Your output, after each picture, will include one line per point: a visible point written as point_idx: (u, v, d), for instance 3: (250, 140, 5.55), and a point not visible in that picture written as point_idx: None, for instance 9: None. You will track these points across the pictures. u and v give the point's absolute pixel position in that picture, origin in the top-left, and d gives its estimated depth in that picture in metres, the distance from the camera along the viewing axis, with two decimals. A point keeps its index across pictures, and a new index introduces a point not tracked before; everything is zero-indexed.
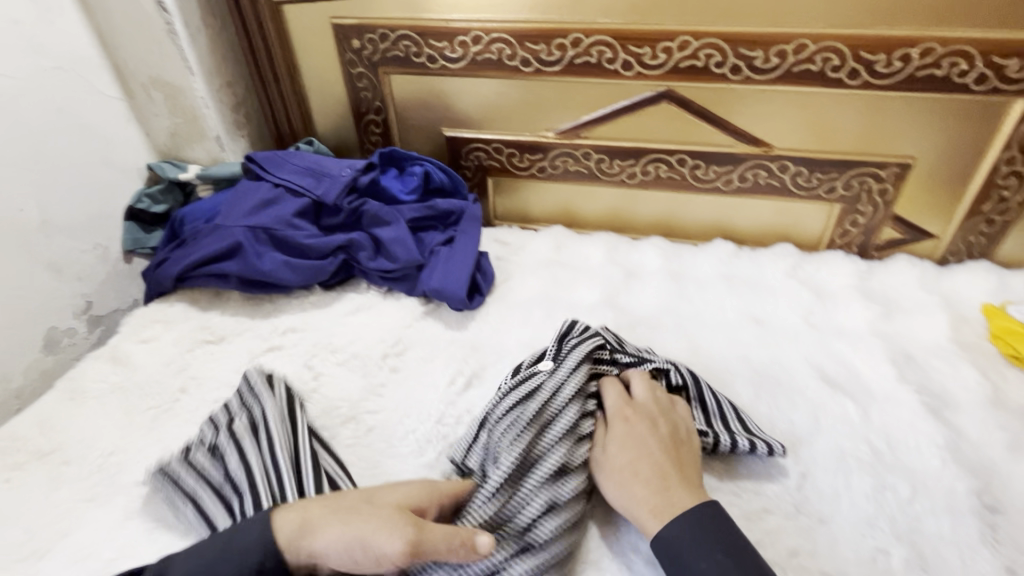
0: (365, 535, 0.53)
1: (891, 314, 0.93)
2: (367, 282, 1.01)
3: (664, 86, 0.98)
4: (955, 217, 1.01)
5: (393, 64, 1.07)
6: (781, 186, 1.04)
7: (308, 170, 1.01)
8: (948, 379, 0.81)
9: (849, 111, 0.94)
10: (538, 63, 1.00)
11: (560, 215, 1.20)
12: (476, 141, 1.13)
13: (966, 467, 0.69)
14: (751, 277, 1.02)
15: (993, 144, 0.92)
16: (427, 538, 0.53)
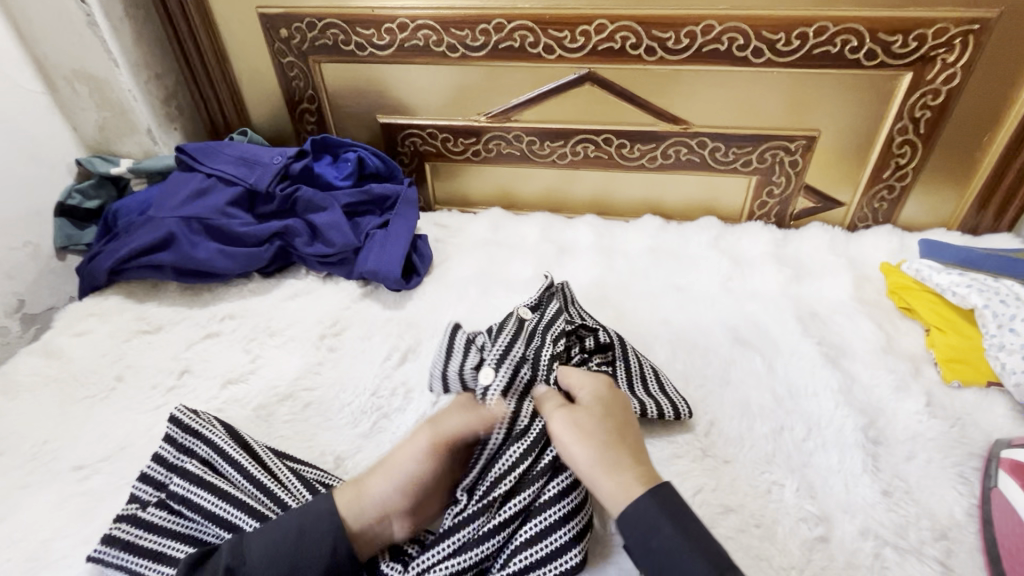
0: (399, 463, 0.62)
1: (802, 276, 0.99)
2: (306, 268, 1.03)
3: (585, 68, 1.02)
4: (859, 185, 1.08)
5: (323, 53, 1.08)
6: (701, 161, 1.10)
7: (240, 159, 1.02)
8: (849, 332, 0.88)
9: (758, 88, 1.00)
10: (464, 49, 1.03)
11: (498, 197, 1.23)
12: (410, 127, 1.15)
13: (857, 407, 0.76)
14: (676, 249, 1.08)
15: (887, 115, 1.00)
16: (441, 425, 0.64)
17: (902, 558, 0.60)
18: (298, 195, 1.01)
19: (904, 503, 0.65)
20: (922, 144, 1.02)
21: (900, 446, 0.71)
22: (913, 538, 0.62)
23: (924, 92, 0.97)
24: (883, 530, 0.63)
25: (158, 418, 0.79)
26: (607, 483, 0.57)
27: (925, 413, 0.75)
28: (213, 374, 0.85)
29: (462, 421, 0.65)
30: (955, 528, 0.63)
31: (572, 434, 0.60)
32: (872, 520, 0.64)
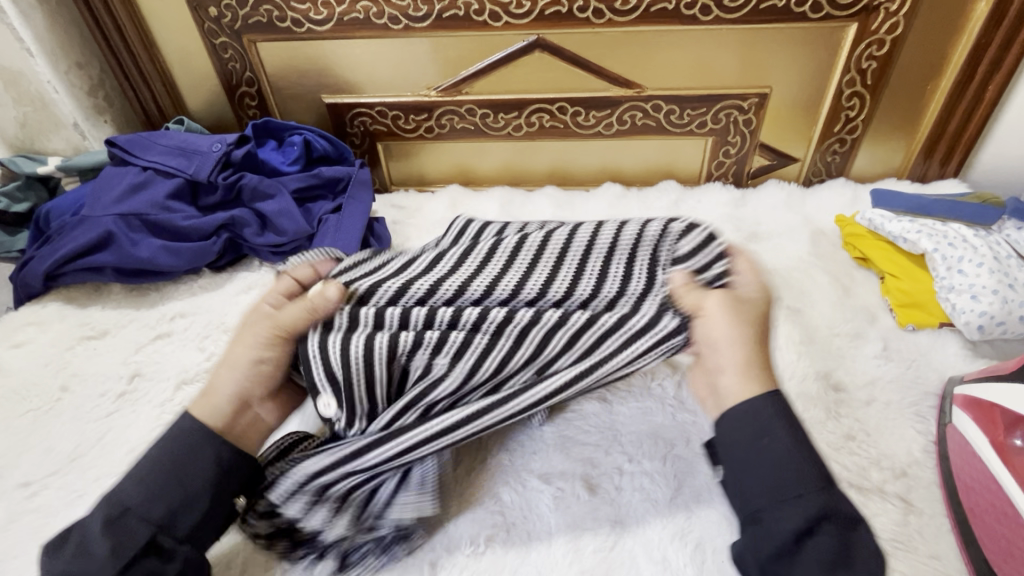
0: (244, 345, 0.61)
1: (761, 234, 1.00)
2: (259, 259, 0.99)
3: (534, 35, 1.00)
4: (813, 140, 1.09)
5: (257, 31, 1.03)
6: (657, 125, 1.09)
7: (177, 149, 0.96)
8: (808, 285, 0.89)
9: (707, 45, 0.99)
10: (407, 20, 0.99)
11: (456, 174, 1.20)
12: (358, 106, 1.11)
13: (818, 358, 0.77)
14: (637, 215, 1.08)
15: (835, 68, 1.00)
16: (281, 316, 0.62)
17: (866, 498, 0.62)
18: (242, 183, 0.96)
19: (865, 447, 0.67)
20: (869, 96, 1.03)
21: (861, 392, 0.73)
22: (875, 479, 0.64)
23: (869, 42, 0.97)
24: (848, 474, 0.64)
25: (108, 427, 0.75)
26: (739, 381, 0.55)
27: (882, 358, 0.77)
28: (166, 376, 0.81)
29: (300, 312, 0.62)
30: (914, 465, 0.65)
31: (726, 322, 0.57)
32: (836, 464, 0.65)
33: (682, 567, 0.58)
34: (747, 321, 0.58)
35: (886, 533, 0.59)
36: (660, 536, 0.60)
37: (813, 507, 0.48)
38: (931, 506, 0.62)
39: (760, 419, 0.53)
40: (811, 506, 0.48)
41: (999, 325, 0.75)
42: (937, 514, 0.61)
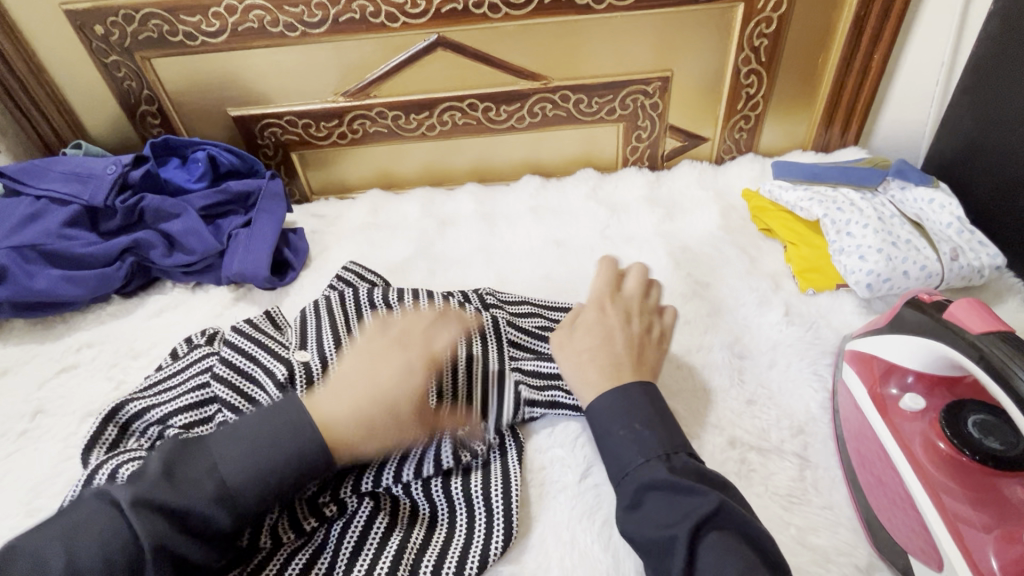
0: (371, 373, 0.58)
1: (674, 214, 1.03)
2: (171, 281, 0.96)
3: (434, 34, 1.00)
4: (718, 120, 1.13)
5: (149, 47, 1.00)
6: (568, 115, 1.11)
7: (70, 175, 0.93)
8: (716, 259, 0.92)
9: (604, 32, 1.01)
10: (303, 27, 0.98)
11: (376, 179, 1.19)
12: (267, 117, 1.09)
13: (724, 328, 0.80)
14: (556, 204, 1.09)
15: (730, 48, 1.04)
16: (434, 341, 0.63)
17: (765, 459, 0.64)
18: (144, 204, 0.94)
19: (766, 409, 0.69)
20: (765, 73, 1.07)
21: (763, 357, 0.76)
22: (774, 439, 0.66)
23: (758, 21, 1.01)
24: (748, 437, 0.66)
25: (8, 468, 0.72)
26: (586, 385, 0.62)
27: (783, 323, 0.79)
28: (72, 411, 0.78)
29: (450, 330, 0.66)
30: (810, 422, 0.68)
31: (571, 350, 0.66)
32: (738, 429, 0.67)
33: (590, 545, 0.59)
34: (598, 314, 0.69)
35: (782, 489, 0.61)
36: (570, 517, 0.61)
37: (636, 481, 0.54)
38: (827, 459, 0.64)
39: (604, 414, 0.59)
40: (635, 482, 0.54)
41: (886, 282, 0.78)
42: (831, 467, 0.63)
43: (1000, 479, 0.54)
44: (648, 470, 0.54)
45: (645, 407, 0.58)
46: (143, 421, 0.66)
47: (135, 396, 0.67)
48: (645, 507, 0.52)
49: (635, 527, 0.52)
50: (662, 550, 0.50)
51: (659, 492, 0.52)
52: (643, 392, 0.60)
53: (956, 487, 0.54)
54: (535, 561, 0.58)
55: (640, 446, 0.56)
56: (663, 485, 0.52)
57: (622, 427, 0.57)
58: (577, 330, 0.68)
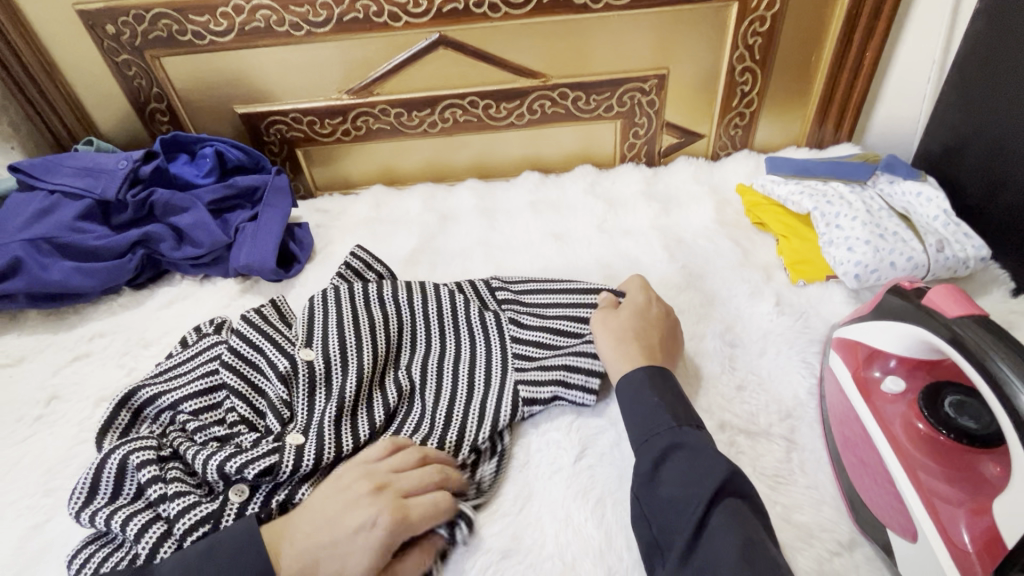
0: (329, 524, 0.55)
1: (670, 209, 1.05)
2: (179, 273, 0.99)
3: (436, 33, 1.02)
4: (714, 117, 1.15)
5: (159, 46, 1.03)
6: (567, 112, 1.13)
7: (82, 170, 0.96)
8: (711, 252, 0.94)
9: (601, 31, 1.04)
10: (308, 26, 1.01)
11: (379, 175, 1.22)
12: (273, 114, 1.11)
13: (716, 318, 0.82)
14: (554, 199, 1.12)
15: (725, 46, 1.06)
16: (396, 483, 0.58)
17: (753, 441, 0.66)
18: (153, 198, 0.96)
19: (755, 394, 0.72)
20: (760, 70, 1.09)
21: (754, 345, 0.78)
22: (762, 423, 0.68)
23: (752, 20, 1.03)
24: (737, 421, 0.68)
25: (25, 451, 0.75)
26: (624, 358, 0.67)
27: (774, 313, 0.82)
28: (85, 396, 0.81)
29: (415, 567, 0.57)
30: (798, 407, 0.70)
31: (615, 327, 0.71)
32: (727, 413, 0.69)
33: (584, 521, 0.61)
34: (643, 305, 0.75)
35: (769, 469, 0.63)
36: (564, 496, 0.63)
37: (665, 439, 0.58)
38: (813, 441, 0.66)
39: (638, 381, 0.64)
40: (664, 440, 0.58)
41: (874, 272, 0.80)
42: (817, 449, 0.66)
43: (976, 458, 0.56)
44: (677, 433, 0.58)
45: (671, 389, 0.63)
46: (153, 407, 0.68)
47: (147, 381, 0.69)
48: (669, 464, 0.56)
49: (658, 483, 0.55)
50: (678, 506, 0.53)
51: (682, 455, 0.56)
52: (673, 378, 0.65)
53: (932, 465, 0.56)
54: (531, 537, 0.60)
55: (664, 415, 0.60)
56: (693, 446, 0.56)
57: (655, 397, 0.62)
58: (624, 313, 0.73)
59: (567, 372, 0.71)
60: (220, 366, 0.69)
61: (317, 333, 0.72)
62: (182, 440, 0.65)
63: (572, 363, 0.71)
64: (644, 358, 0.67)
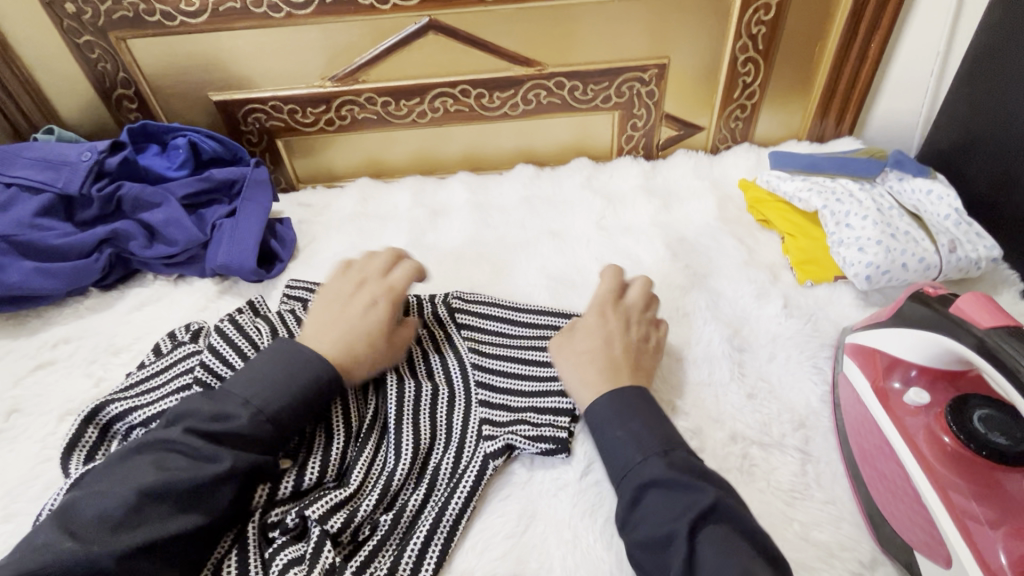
0: (350, 312, 0.67)
1: (670, 205, 1.01)
2: (151, 273, 0.93)
3: (425, 17, 0.96)
4: (714, 109, 1.11)
5: (125, 27, 0.95)
6: (563, 102, 1.08)
7: (42, 162, 0.88)
8: (714, 251, 0.91)
9: (600, 18, 0.99)
10: (288, 8, 0.94)
11: (365, 167, 1.16)
12: (251, 102, 1.04)
13: (723, 321, 0.79)
14: (550, 194, 1.07)
15: (728, 35, 1.02)
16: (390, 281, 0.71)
17: (767, 453, 0.63)
18: (121, 193, 0.89)
19: (766, 403, 0.68)
20: (762, 61, 1.05)
21: (762, 350, 0.75)
22: (775, 433, 0.65)
23: (756, 8, 0.99)
24: (749, 432, 0.65)
25: None
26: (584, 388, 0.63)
27: (783, 315, 0.79)
28: (48, 410, 0.75)
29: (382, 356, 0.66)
30: (811, 416, 0.67)
31: (570, 355, 0.66)
32: (738, 423, 0.66)
33: (592, 544, 0.57)
34: (604, 319, 0.70)
35: (785, 484, 0.60)
36: (570, 515, 0.60)
37: (638, 477, 0.53)
38: (828, 453, 0.64)
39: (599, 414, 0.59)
40: (640, 476, 0.53)
41: (885, 274, 0.77)
42: (832, 461, 0.63)
43: (1003, 474, 0.53)
44: (648, 466, 0.53)
45: (657, 417, 0.58)
46: (125, 424, 0.63)
47: (116, 396, 0.64)
48: (644, 505, 0.52)
49: (637, 524, 0.51)
50: (659, 545, 0.49)
51: (659, 489, 0.52)
52: (636, 394, 0.60)
53: (961, 483, 0.53)
54: (536, 561, 0.57)
55: (639, 443, 0.55)
56: (663, 482, 0.51)
57: (621, 428, 0.57)
58: (575, 333, 0.68)
59: (554, 417, 0.65)
60: (194, 382, 0.64)
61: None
62: None
63: (560, 407, 0.66)
64: (601, 383, 0.62)
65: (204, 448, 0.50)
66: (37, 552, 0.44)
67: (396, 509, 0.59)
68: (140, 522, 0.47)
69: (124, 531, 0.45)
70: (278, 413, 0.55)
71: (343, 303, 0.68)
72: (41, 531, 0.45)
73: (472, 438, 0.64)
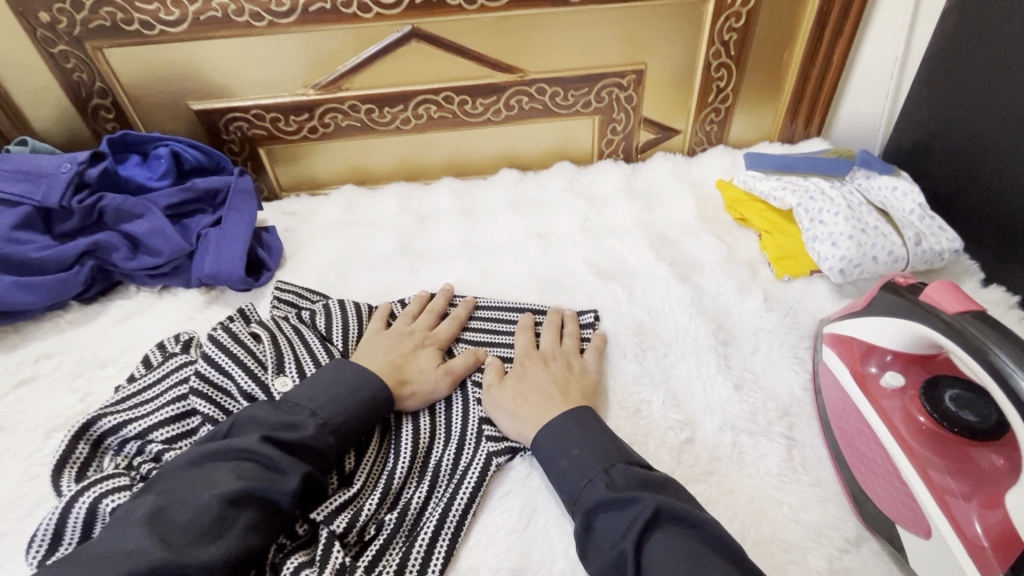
0: (400, 347, 0.72)
1: (652, 206, 1.04)
2: (135, 285, 0.91)
3: (408, 25, 0.97)
4: (690, 113, 1.15)
5: (102, 37, 0.94)
6: (544, 108, 1.11)
7: (18, 174, 0.86)
8: (696, 249, 0.94)
9: (579, 25, 1.01)
10: (270, 16, 0.94)
11: (349, 174, 1.16)
12: (233, 110, 1.04)
13: (708, 316, 0.82)
14: (535, 198, 1.09)
15: (702, 41, 1.06)
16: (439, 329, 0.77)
17: (755, 441, 0.66)
18: (103, 204, 0.88)
19: (752, 392, 0.71)
20: (735, 66, 1.10)
21: (746, 342, 0.78)
22: (762, 421, 0.68)
23: (728, 16, 1.03)
24: (738, 420, 0.68)
25: None
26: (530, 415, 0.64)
27: (763, 309, 0.82)
28: (33, 426, 0.73)
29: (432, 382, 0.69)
30: (795, 403, 0.70)
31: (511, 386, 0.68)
32: (727, 412, 0.69)
33: None
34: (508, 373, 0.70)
35: (773, 469, 0.63)
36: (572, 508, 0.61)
37: (588, 499, 0.54)
38: (812, 438, 0.67)
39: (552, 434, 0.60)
40: (588, 501, 0.54)
41: (857, 267, 0.82)
42: (816, 445, 0.66)
43: (977, 450, 0.57)
44: (595, 489, 0.54)
45: (601, 431, 0.60)
46: (118, 438, 0.62)
47: (108, 410, 0.63)
48: (597, 527, 0.52)
49: (596, 548, 0.51)
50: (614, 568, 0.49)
51: (608, 509, 0.52)
52: (577, 415, 0.61)
53: (938, 460, 0.57)
54: (540, 554, 0.58)
55: (583, 468, 0.56)
56: (607, 503, 0.52)
57: (564, 457, 0.58)
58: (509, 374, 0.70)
59: None
60: (191, 393, 0.64)
61: (289, 360, 0.68)
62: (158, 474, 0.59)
63: None
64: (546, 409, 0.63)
65: (281, 459, 0.53)
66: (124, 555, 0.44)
67: (400, 507, 0.60)
68: (222, 532, 0.48)
69: (212, 540, 0.47)
70: (343, 425, 0.59)
71: (386, 340, 0.73)
72: (130, 536, 0.46)
73: (472, 438, 0.66)
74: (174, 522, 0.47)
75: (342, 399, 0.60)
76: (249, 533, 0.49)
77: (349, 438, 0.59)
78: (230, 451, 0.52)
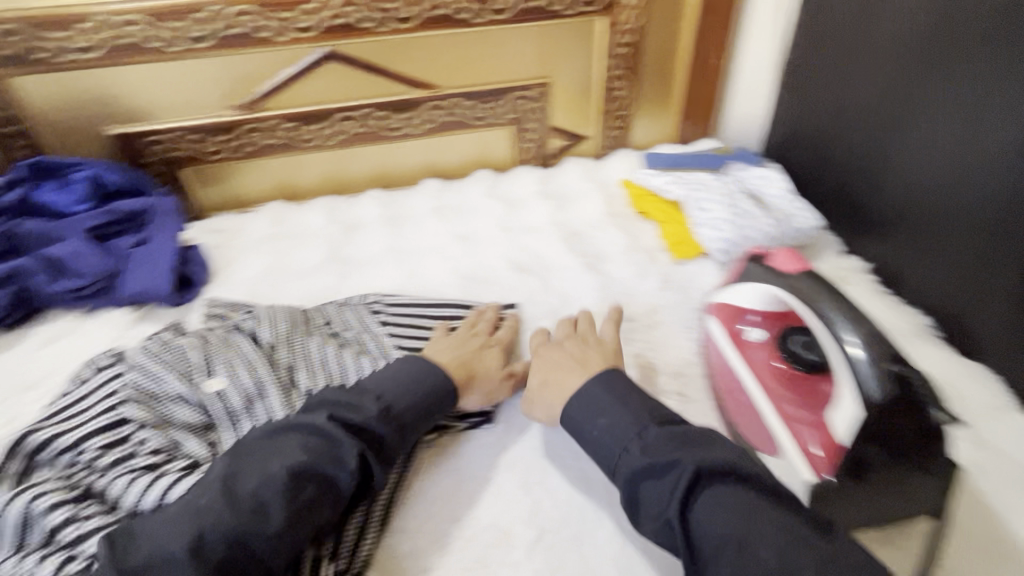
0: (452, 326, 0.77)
1: (564, 205, 1.14)
2: (57, 308, 0.91)
3: (323, 47, 1.04)
4: (594, 120, 1.27)
5: (10, 67, 0.95)
6: (461, 120, 1.19)
7: None
8: (604, 241, 1.04)
9: (484, 44, 1.11)
10: (186, 41, 0.98)
11: (276, 191, 1.19)
12: (152, 134, 1.06)
13: (613, 298, 0.91)
14: (457, 204, 1.16)
15: (597, 55, 1.18)
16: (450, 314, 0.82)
17: (652, 400, 0.75)
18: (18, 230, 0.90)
19: (650, 360, 0.81)
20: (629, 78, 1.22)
21: (645, 319, 0.88)
22: (658, 383, 0.77)
23: (617, 33, 1.15)
24: (637, 384, 0.77)
25: None
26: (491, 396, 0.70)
27: (660, 289, 0.93)
28: None
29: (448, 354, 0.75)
30: (686, 366, 0.80)
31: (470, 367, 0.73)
32: (628, 378, 0.78)
33: (513, 493, 0.66)
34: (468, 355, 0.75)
35: None
36: (492, 473, 0.68)
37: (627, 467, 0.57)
38: (700, 393, 0.77)
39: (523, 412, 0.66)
40: (631, 464, 0.57)
41: (736, 246, 0.94)
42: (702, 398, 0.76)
43: (818, 382, 0.69)
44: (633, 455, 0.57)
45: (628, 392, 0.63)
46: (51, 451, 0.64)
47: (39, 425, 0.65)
48: (641, 493, 0.55)
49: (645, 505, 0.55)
50: (664, 532, 0.53)
51: (648, 476, 0.55)
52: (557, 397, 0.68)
53: (790, 395, 0.68)
54: (464, 514, 0.64)
55: (618, 434, 0.59)
56: (647, 470, 0.55)
57: (592, 424, 0.62)
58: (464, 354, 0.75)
59: None
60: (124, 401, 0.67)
61: (219, 363, 0.72)
62: (93, 478, 0.61)
63: None
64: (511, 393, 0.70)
65: (344, 440, 0.58)
66: (198, 513, 0.52)
67: None
68: (284, 504, 0.53)
69: (279, 506, 0.53)
70: (404, 411, 0.65)
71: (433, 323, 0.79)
72: (207, 498, 0.53)
73: None
74: (243, 489, 0.54)
75: (408, 383, 0.67)
76: (313, 504, 0.54)
77: (409, 423, 0.65)
78: (298, 428, 0.59)
